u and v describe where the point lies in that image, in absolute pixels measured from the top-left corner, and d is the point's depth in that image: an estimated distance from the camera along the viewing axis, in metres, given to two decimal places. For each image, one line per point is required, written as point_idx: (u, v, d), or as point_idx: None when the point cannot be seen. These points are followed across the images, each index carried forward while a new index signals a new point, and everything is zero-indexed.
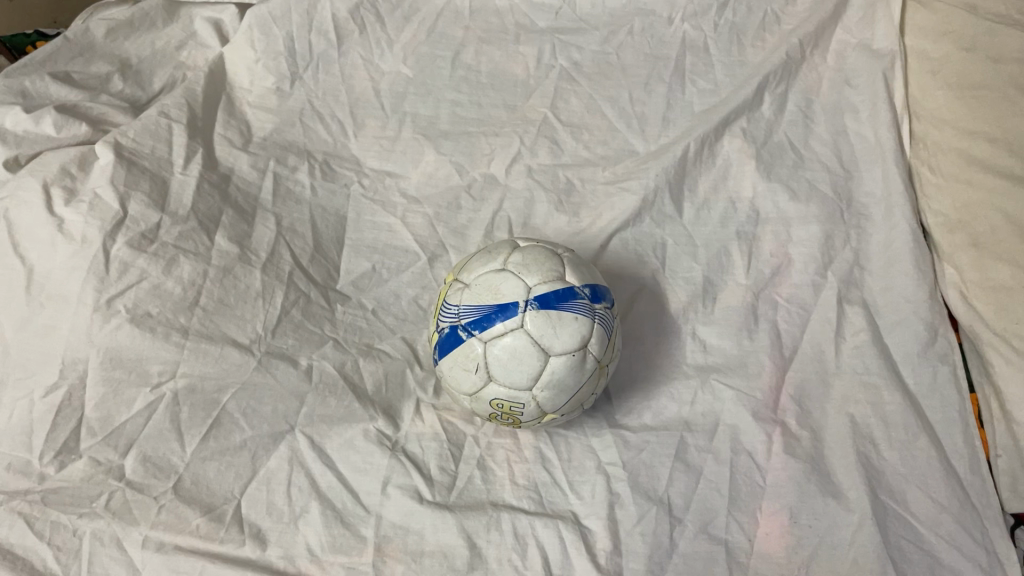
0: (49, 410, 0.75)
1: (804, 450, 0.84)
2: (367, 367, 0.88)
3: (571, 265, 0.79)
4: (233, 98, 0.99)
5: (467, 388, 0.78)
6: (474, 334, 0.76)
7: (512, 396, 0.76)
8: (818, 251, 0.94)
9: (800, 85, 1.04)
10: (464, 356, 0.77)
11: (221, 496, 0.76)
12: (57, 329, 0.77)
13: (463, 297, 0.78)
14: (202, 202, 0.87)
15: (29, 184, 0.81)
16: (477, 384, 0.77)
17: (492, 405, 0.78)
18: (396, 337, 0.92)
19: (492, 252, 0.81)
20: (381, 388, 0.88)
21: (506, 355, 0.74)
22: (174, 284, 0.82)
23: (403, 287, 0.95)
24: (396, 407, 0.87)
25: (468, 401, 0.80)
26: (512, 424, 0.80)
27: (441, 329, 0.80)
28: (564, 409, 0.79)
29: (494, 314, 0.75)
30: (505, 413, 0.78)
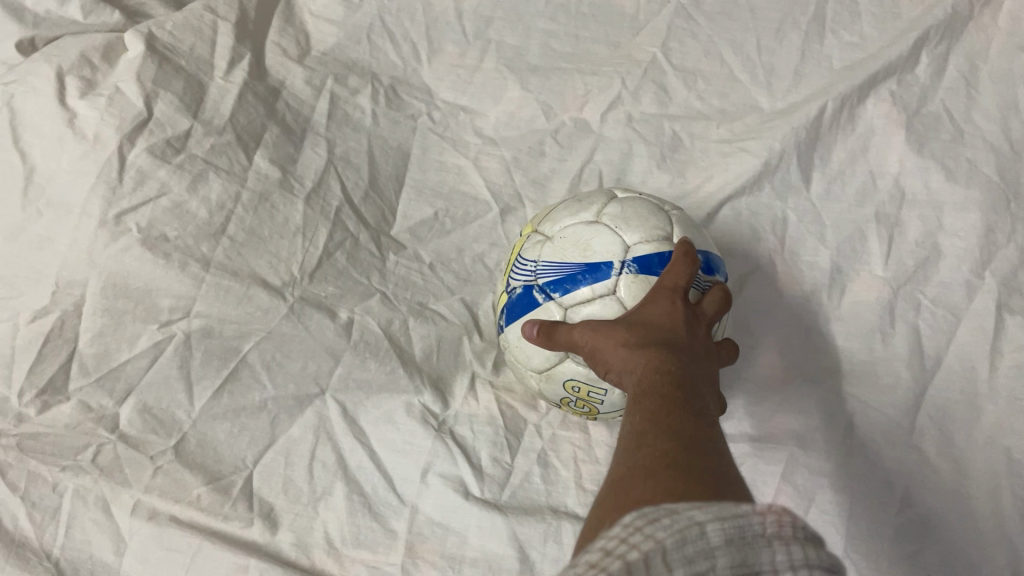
0: (35, 339, 0.62)
1: (943, 486, 0.68)
2: (420, 331, 0.74)
3: (680, 224, 0.63)
4: (292, 3, 0.84)
5: (539, 362, 0.63)
6: (553, 297, 0.60)
7: (594, 378, 0.60)
8: (976, 246, 0.77)
9: (966, 46, 0.85)
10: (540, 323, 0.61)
11: (230, 464, 0.63)
12: (54, 242, 0.64)
13: (545, 250, 0.62)
14: (243, 113, 0.74)
15: (41, 69, 0.67)
16: (553, 357, 0.61)
17: (567, 386, 0.62)
18: (455, 300, 0.77)
19: (583, 200, 0.65)
20: (434, 355, 0.73)
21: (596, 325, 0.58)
22: (199, 205, 0.68)
23: (468, 242, 0.80)
24: (448, 380, 0.73)
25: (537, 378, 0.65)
26: (588, 412, 0.65)
27: (511, 290, 0.64)
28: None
29: (581, 274, 0.59)
30: (581, 398, 0.63)
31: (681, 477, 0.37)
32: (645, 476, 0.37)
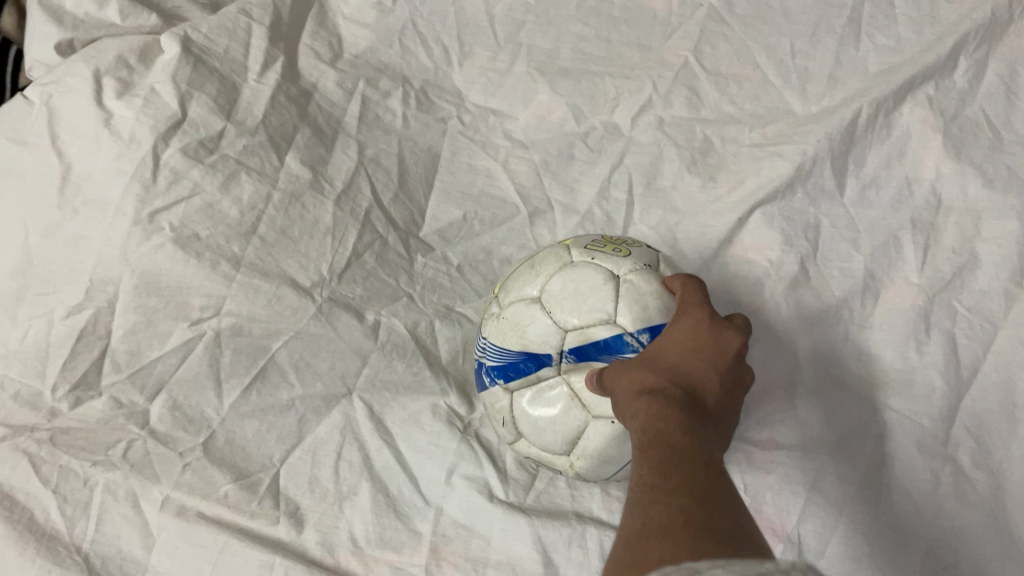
0: (69, 335, 0.63)
1: (980, 499, 0.66)
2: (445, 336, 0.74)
3: (628, 296, 0.58)
4: (326, 5, 0.85)
5: (504, 432, 0.63)
6: (498, 382, 0.61)
7: (549, 457, 0.60)
8: (1015, 252, 0.74)
9: (1005, 52, 0.82)
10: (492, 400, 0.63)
11: (258, 462, 0.64)
12: (89, 240, 0.65)
13: (491, 327, 0.63)
14: (276, 115, 0.74)
15: (79, 70, 0.68)
16: (510, 434, 0.62)
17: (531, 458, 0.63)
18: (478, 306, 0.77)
19: (534, 267, 0.63)
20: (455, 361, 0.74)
21: (534, 415, 0.59)
22: (230, 205, 0.69)
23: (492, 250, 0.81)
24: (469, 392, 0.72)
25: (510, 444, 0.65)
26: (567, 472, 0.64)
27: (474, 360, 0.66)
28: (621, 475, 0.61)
29: (523, 361, 0.59)
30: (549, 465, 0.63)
31: (695, 533, 0.35)
32: (663, 536, 0.36)
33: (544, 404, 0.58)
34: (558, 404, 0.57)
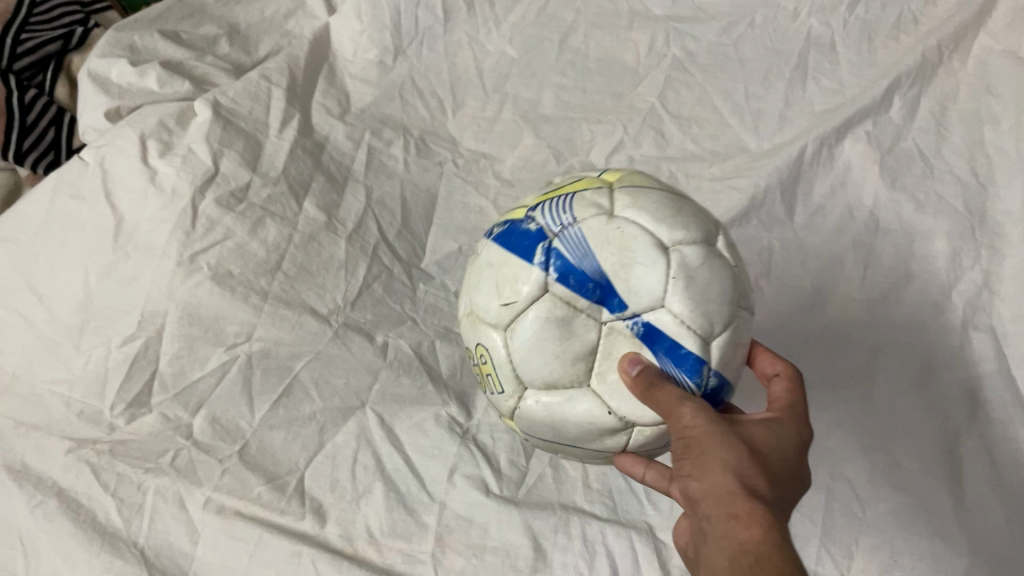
0: (124, 360, 0.74)
1: (912, 484, 0.76)
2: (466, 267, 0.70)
3: (730, 331, 0.57)
4: (335, 66, 0.97)
5: (485, 321, 0.59)
6: (547, 271, 0.55)
7: (502, 369, 0.58)
8: (943, 269, 0.86)
9: (936, 90, 0.94)
10: (506, 276, 0.57)
11: (286, 466, 0.74)
12: (139, 279, 0.76)
13: (590, 221, 0.57)
14: (294, 166, 0.85)
15: (127, 133, 0.80)
16: (494, 328, 0.58)
17: (483, 355, 0.60)
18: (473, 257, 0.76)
19: (679, 215, 0.58)
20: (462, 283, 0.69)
21: (530, 328, 0.55)
22: (258, 246, 0.80)
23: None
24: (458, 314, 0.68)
25: (472, 335, 0.62)
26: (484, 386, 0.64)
27: (530, 222, 0.59)
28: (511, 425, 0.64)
29: (593, 286, 0.55)
30: (486, 371, 0.61)
31: None
32: None
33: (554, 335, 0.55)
34: (574, 348, 0.55)
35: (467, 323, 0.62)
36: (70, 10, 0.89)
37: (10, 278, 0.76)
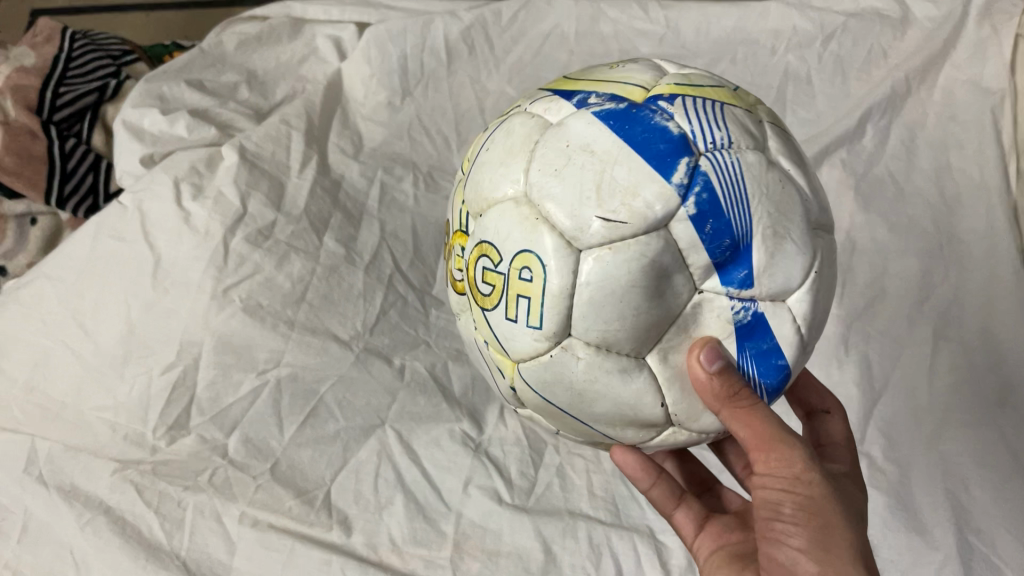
0: (165, 387, 0.81)
1: (889, 484, 0.83)
2: (502, 127, 0.57)
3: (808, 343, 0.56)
4: (347, 108, 1.04)
5: (549, 231, 0.49)
6: (685, 206, 0.48)
7: (551, 302, 0.49)
8: (917, 285, 0.93)
9: (905, 118, 1.01)
10: (606, 173, 0.48)
11: (314, 481, 0.81)
12: (177, 312, 0.83)
13: (744, 166, 0.50)
14: (315, 204, 0.92)
15: (162, 179, 0.87)
16: (560, 240, 0.49)
17: (526, 274, 0.50)
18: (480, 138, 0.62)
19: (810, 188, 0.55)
20: (492, 148, 0.56)
21: (616, 267, 0.48)
22: (284, 279, 0.87)
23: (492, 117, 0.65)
24: (476, 186, 0.56)
25: (518, 225, 0.51)
26: (494, 297, 0.53)
27: (670, 124, 0.51)
28: (495, 362, 0.58)
29: (727, 245, 0.49)
30: (513, 290, 0.51)
31: None
32: None
33: (639, 293, 0.48)
34: (660, 312, 0.50)
35: (514, 208, 0.52)
36: (104, 63, 0.97)
37: (59, 315, 0.83)
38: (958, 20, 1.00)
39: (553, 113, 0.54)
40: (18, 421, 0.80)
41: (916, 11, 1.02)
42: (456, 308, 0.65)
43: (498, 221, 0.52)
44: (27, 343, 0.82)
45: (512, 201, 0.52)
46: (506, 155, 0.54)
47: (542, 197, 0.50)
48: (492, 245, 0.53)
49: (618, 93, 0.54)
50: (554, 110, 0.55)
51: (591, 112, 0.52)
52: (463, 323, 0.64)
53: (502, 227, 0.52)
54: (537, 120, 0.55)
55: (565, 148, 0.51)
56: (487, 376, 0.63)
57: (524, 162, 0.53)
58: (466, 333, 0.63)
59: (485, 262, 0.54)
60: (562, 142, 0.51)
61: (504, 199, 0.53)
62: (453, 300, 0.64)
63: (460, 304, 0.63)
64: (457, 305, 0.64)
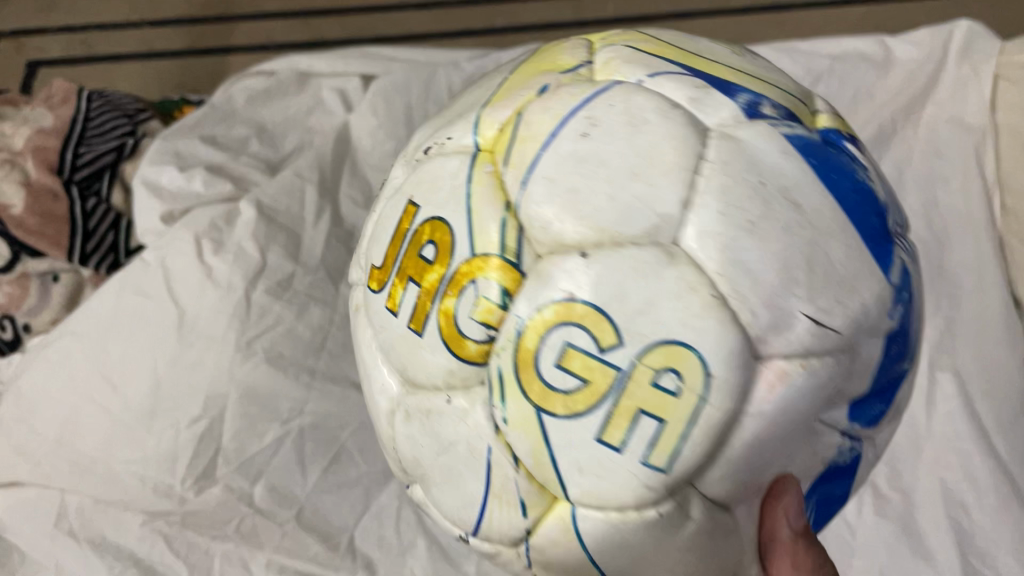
0: (193, 438, 0.84)
1: (895, 510, 0.85)
2: (605, 102, 0.44)
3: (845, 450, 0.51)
4: (356, 160, 1.01)
5: (717, 328, 0.39)
6: (891, 279, 0.45)
7: (680, 440, 0.39)
8: None
9: (892, 157, 1.00)
10: (804, 255, 0.41)
11: (337, 526, 0.83)
12: (203, 364, 0.86)
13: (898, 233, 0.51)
14: (331, 254, 0.94)
15: (183, 235, 0.91)
16: (731, 349, 0.39)
17: (669, 384, 0.39)
18: (529, 99, 0.47)
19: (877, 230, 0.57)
20: (596, 140, 0.42)
21: (783, 397, 0.40)
22: (304, 328, 0.89)
23: (492, 81, 0.53)
24: (563, 207, 0.41)
25: (670, 297, 0.39)
26: (587, 395, 0.40)
27: (865, 178, 0.47)
28: (500, 477, 0.43)
29: (905, 326, 0.47)
30: (628, 407, 0.39)
31: None
32: None
33: (784, 432, 0.41)
34: (792, 461, 0.43)
35: (659, 267, 0.39)
36: (119, 122, 0.99)
37: (86, 372, 0.87)
38: (938, 60, 1.00)
39: (691, 125, 0.43)
40: (49, 475, 0.86)
41: (898, 52, 1.02)
42: (417, 374, 0.47)
43: (624, 280, 0.39)
44: (56, 399, 0.87)
45: (654, 248, 0.40)
46: (635, 166, 0.41)
47: (719, 264, 0.39)
48: (608, 317, 0.39)
49: (791, 112, 0.48)
50: (701, 115, 0.44)
51: (785, 138, 0.44)
52: (407, 395, 0.48)
53: (635, 292, 0.39)
54: (672, 125, 0.43)
55: (748, 193, 0.41)
56: (420, 465, 0.48)
57: (677, 188, 0.41)
58: (423, 418, 0.47)
59: (577, 337, 0.40)
60: (744, 185, 0.41)
61: (634, 240, 0.40)
62: (416, 347, 0.46)
63: (445, 369, 0.44)
64: (402, 360, 0.48)
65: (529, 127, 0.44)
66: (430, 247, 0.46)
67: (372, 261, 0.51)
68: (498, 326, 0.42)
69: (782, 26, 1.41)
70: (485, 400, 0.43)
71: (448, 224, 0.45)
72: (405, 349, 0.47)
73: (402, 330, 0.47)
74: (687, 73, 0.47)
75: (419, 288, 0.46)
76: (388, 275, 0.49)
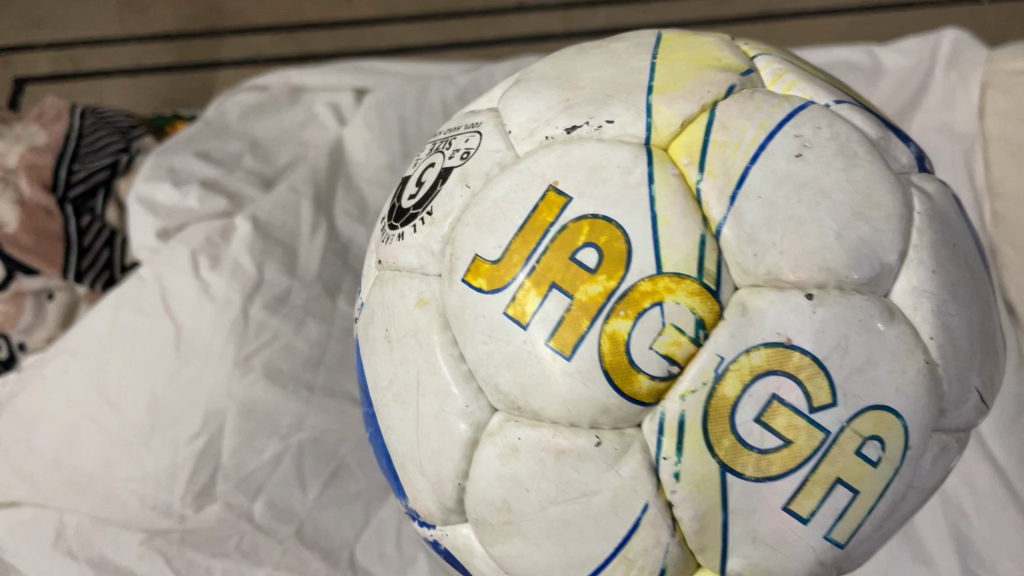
0: (192, 456, 0.84)
1: None
2: (809, 124, 0.47)
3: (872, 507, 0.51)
4: (351, 173, 1.00)
5: (927, 395, 0.46)
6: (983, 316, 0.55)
7: (851, 515, 0.46)
8: None
9: None
10: (973, 328, 0.49)
11: (338, 542, 0.83)
12: (201, 381, 0.86)
13: None
14: (327, 269, 0.93)
15: (178, 252, 0.91)
16: (927, 419, 0.46)
17: (870, 454, 0.44)
18: (718, 98, 0.48)
19: None
20: (804, 178, 0.45)
21: (931, 463, 0.49)
22: (302, 343, 0.89)
23: (631, 58, 0.52)
24: (795, 245, 0.43)
25: (891, 358, 0.44)
26: (787, 456, 0.43)
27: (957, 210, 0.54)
28: (648, 541, 0.45)
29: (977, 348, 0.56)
30: (818, 484, 0.44)
31: None
32: None
33: (919, 492, 0.50)
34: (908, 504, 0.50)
35: (885, 324, 0.44)
36: (113, 139, 0.99)
37: (84, 390, 0.87)
38: (924, 71, 1.01)
39: (890, 169, 0.48)
40: (46, 494, 0.85)
41: (886, 62, 1.03)
42: (541, 407, 0.44)
43: (847, 335, 0.43)
44: (54, 418, 0.87)
45: (878, 302, 0.45)
46: (853, 205, 0.45)
47: (935, 327, 0.46)
48: (824, 374, 0.43)
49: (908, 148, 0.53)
50: (891, 158, 0.49)
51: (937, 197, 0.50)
52: (512, 427, 0.46)
53: (857, 350, 0.43)
54: (877, 166, 0.47)
55: (947, 256, 0.48)
56: (508, 511, 0.46)
57: (895, 237, 0.46)
58: (548, 462, 0.44)
59: (787, 391, 0.43)
60: (943, 246, 0.48)
61: (858, 288, 0.44)
62: (553, 367, 0.44)
63: (598, 406, 0.43)
64: (517, 381, 0.45)
65: (729, 133, 0.46)
66: (590, 251, 0.44)
67: (479, 251, 0.47)
68: (683, 363, 0.43)
69: (770, 37, 1.42)
70: (646, 449, 0.44)
71: (622, 231, 0.44)
72: (540, 372, 0.44)
73: (537, 349, 0.44)
74: (863, 109, 0.51)
75: (569, 300, 0.44)
76: (512, 274, 0.45)
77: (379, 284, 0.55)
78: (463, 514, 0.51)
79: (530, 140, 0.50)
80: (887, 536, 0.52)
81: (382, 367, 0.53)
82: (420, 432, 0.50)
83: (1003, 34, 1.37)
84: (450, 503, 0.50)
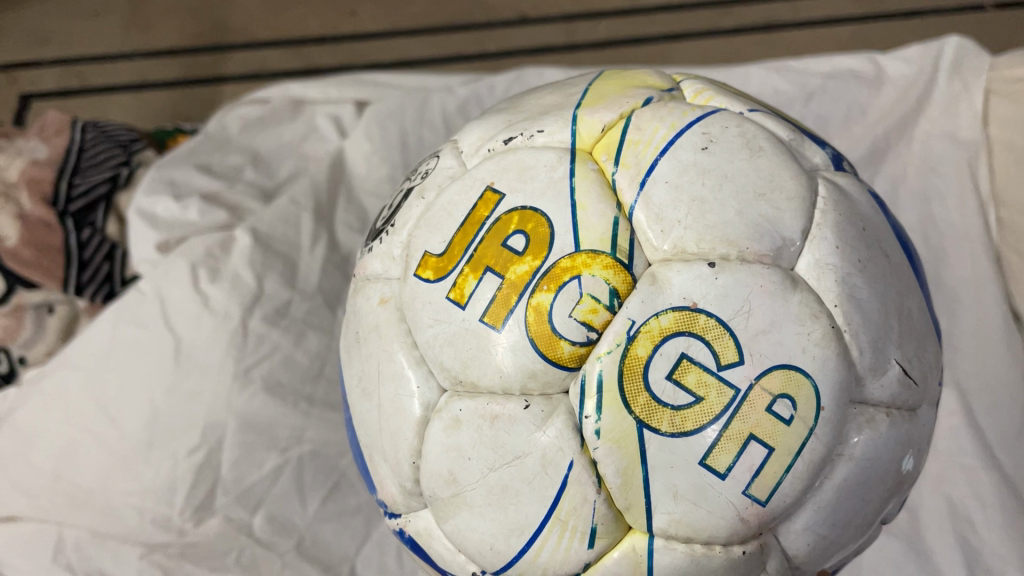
0: (191, 469, 0.84)
1: (901, 530, 0.84)
2: (718, 123, 0.49)
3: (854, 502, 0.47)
4: (350, 185, 0.99)
5: (840, 360, 0.44)
6: (931, 324, 0.54)
7: (770, 471, 0.44)
8: None
9: (887, 173, 0.99)
10: (889, 304, 0.48)
11: (338, 556, 0.82)
12: (200, 395, 0.86)
13: None
14: (327, 280, 0.93)
15: (177, 264, 0.90)
16: (840, 384, 0.44)
17: (782, 411, 0.43)
18: (636, 107, 0.51)
19: None
20: (709, 165, 0.46)
21: (870, 440, 0.46)
22: (302, 356, 0.89)
23: (568, 88, 0.57)
24: (700, 220, 0.45)
25: (795, 321, 0.44)
26: (698, 412, 0.43)
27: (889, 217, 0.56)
28: (576, 499, 0.44)
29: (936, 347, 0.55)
30: (727, 437, 0.43)
31: None
32: None
33: (864, 469, 0.46)
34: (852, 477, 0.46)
35: (787, 291, 0.44)
36: (113, 152, 1.00)
37: (82, 403, 0.87)
38: (928, 77, 1.00)
39: (799, 165, 0.49)
40: (47, 509, 0.85)
41: (890, 70, 1.02)
42: (478, 378, 0.46)
43: (751, 299, 0.43)
44: (52, 432, 0.87)
45: (781, 272, 0.45)
46: (757, 188, 0.46)
47: (841, 295, 0.45)
48: (731, 334, 0.43)
49: (836, 155, 0.55)
50: (802, 157, 0.51)
51: (853, 192, 0.52)
52: (455, 401, 0.47)
53: (762, 312, 0.43)
54: (783, 157, 0.48)
55: (854, 235, 0.48)
56: (455, 483, 0.47)
57: (798, 217, 0.46)
58: (484, 429, 0.45)
59: (696, 349, 0.43)
60: (851, 227, 0.48)
61: (763, 259, 0.45)
62: (488, 341, 0.45)
63: (526, 371, 0.44)
64: (457, 357, 0.46)
65: (642, 133, 0.48)
66: (520, 237, 0.46)
67: (427, 249, 0.49)
68: (600, 330, 0.44)
69: (771, 48, 1.42)
70: (570, 411, 0.44)
71: (547, 217, 0.46)
72: (477, 347, 0.46)
73: (473, 325, 0.46)
74: (778, 117, 0.54)
75: (501, 280, 0.46)
76: (453, 263, 0.48)
77: (351, 296, 0.57)
78: (422, 498, 0.51)
79: (476, 156, 0.53)
80: (838, 533, 0.48)
81: (352, 367, 0.54)
82: (380, 418, 0.51)
83: (1008, 42, 1.36)
84: (409, 484, 0.50)
